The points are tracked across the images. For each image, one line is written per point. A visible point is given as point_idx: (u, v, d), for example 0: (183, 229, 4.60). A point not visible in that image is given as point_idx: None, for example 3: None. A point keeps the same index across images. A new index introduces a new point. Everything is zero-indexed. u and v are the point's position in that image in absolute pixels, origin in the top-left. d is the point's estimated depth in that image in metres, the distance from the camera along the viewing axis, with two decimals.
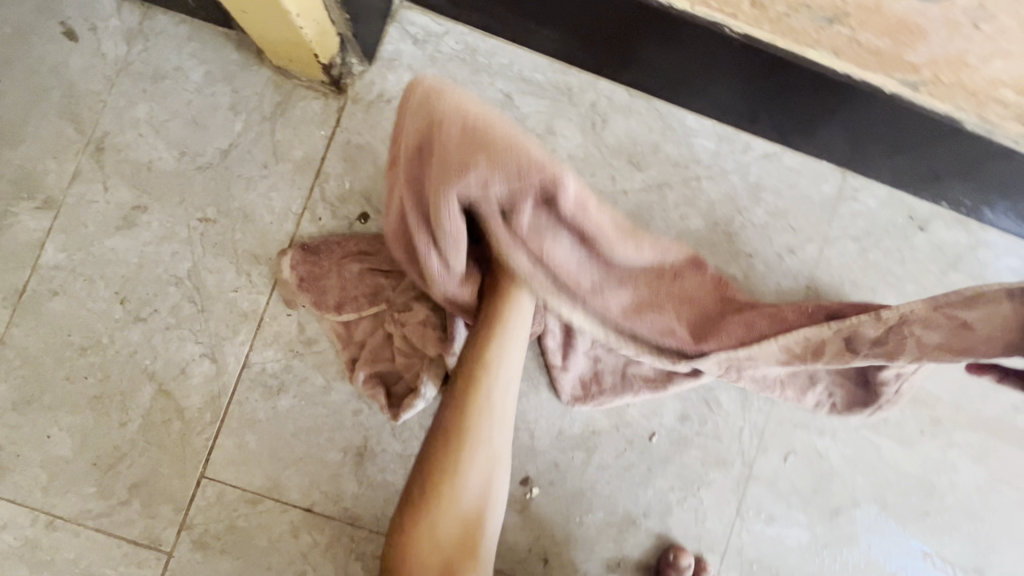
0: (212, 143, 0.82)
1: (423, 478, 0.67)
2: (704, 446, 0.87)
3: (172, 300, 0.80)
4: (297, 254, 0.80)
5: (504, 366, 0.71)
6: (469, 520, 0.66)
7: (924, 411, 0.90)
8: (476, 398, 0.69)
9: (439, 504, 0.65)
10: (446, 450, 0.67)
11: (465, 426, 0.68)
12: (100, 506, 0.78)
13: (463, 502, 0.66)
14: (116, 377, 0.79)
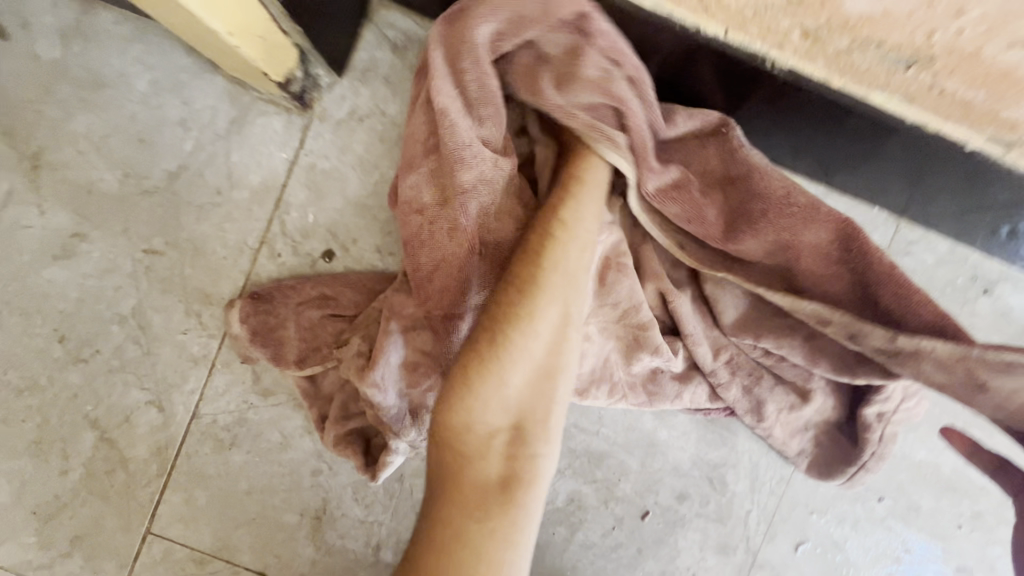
0: (159, 164, 0.72)
1: (450, 394, 0.52)
2: (703, 529, 0.77)
3: (115, 340, 0.72)
4: (246, 305, 0.69)
5: (563, 264, 0.56)
6: (511, 410, 0.53)
7: (967, 504, 0.78)
8: (527, 299, 0.54)
9: (463, 427, 0.52)
10: (483, 350, 0.52)
11: (512, 324, 0.53)
12: (40, 557, 0.73)
13: (495, 414, 0.52)
14: (55, 422, 0.72)
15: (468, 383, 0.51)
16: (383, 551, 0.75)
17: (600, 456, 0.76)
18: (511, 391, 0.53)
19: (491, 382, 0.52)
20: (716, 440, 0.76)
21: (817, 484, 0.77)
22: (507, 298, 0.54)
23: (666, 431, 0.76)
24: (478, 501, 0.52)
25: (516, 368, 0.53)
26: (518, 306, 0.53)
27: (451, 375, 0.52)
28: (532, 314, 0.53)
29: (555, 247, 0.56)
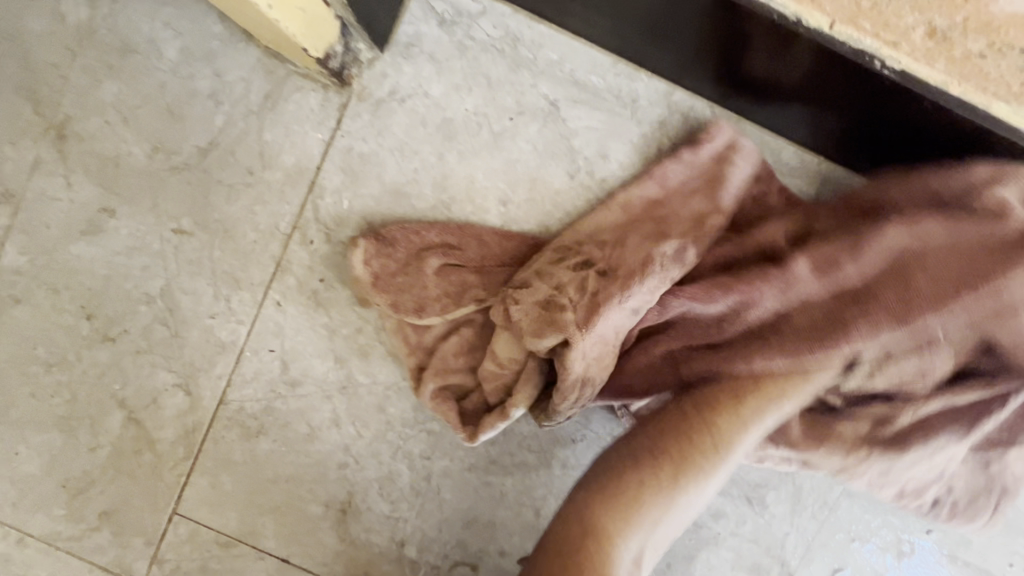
0: (189, 139, 0.68)
1: (617, 498, 0.58)
2: (738, 548, 0.74)
3: (143, 321, 0.70)
4: (370, 246, 0.66)
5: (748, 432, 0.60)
6: (643, 542, 0.58)
7: (1023, 543, 0.73)
8: (715, 449, 0.60)
9: (612, 531, 0.57)
10: (667, 479, 0.59)
11: (701, 465, 0.59)
12: (70, 529, 0.73)
13: (636, 545, 0.58)
14: (84, 400, 0.71)
15: (638, 498, 0.58)
16: (406, 547, 0.73)
17: None
18: (661, 524, 0.59)
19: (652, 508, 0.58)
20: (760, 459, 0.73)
21: (862, 511, 0.74)
22: (695, 443, 0.60)
23: None
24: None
25: (677, 509, 0.59)
26: (708, 451, 0.59)
27: (623, 487, 0.58)
28: (711, 467, 0.59)
29: (751, 404, 0.61)
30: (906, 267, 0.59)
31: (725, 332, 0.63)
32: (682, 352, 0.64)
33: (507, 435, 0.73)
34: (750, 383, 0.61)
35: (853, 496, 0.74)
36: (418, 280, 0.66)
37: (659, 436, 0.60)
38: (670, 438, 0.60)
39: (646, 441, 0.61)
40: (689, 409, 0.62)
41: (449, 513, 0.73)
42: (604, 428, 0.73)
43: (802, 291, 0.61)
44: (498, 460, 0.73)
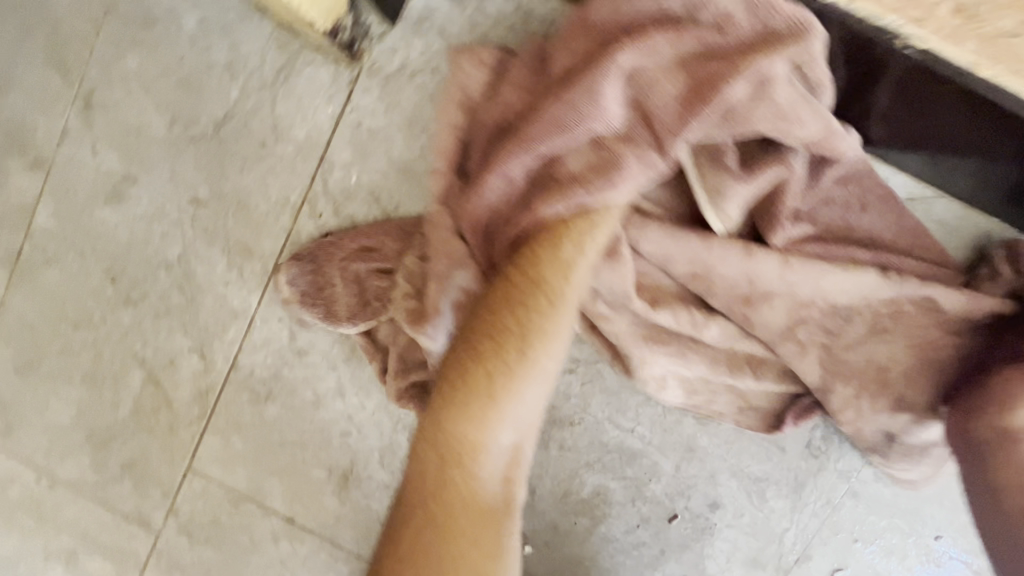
0: (206, 110, 0.69)
1: (466, 410, 0.49)
2: (734, 540, 0.73)
3: (162, 286, 0.73)
4: (292, 269, 0.69)
5: (580, 271, 0.52)
6: (522, 424, 0.50)
7: None
8: (552, 304, 0.51)
9: (456, 428, 0.49)
10: (510, 360, 0.49)
11: (541, 329, 0.50)
12: (96, 477, 0.79)
13: (504, 434, 0.50)
14: (108, 358, 0.76)
15: (489, 395, 0.49)
16: None
17: (633, 454, 0.72)
18: (527, 408, 0.50)
19: (497, 389, 0.49)
20: (760, 453, 0.71)
21: (867, 512, 0.72)
22: (529, 305, 0.51)
23: (706, 437, 0.71)
24: (460, 527, 0.49)
25: (539, 383, 0.50)
26: (539, 304, 0.51)
27: (468, 390, 0.49)
28: (551, 318, 0.51)
29: (570, 245, 0.53)
30: (651, 85, 0.53)
31: (518, 196, 0.57)
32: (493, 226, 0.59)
33: None
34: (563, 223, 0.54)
35: (859, 497, 0.71)
36: (338, 289, 0.68)
37: (488, 317, 0.51)
38: (499, 313, 0.51)
39: (474, 333, 0.51)
40: (506, 277, 0.53)
41: None
42: (603, 414, 0.72)
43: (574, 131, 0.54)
44: None
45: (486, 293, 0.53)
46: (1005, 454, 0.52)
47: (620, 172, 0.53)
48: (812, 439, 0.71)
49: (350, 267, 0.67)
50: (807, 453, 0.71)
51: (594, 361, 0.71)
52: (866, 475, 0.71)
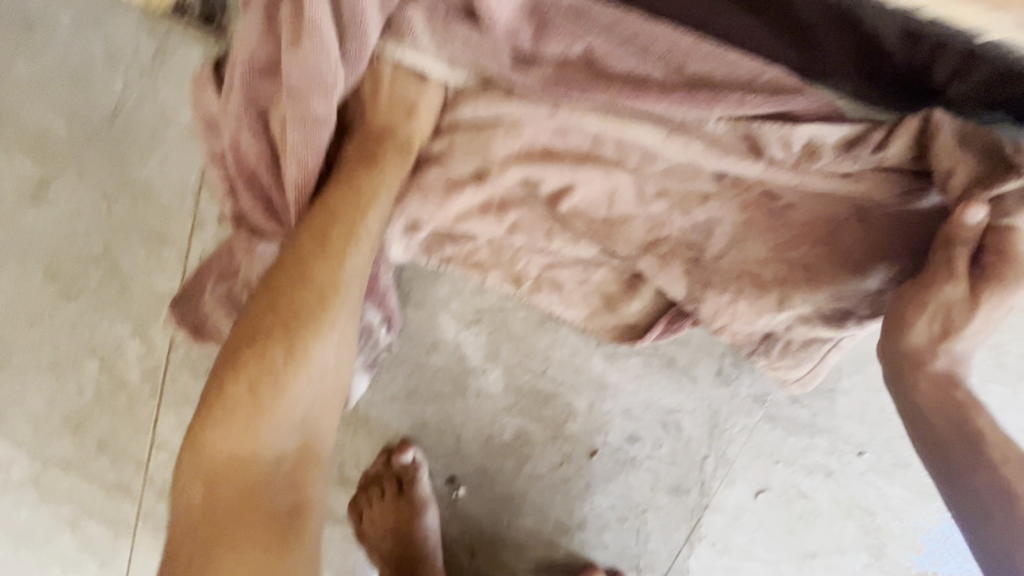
0: (97, 105, 0.72)
1: (233, 427, 0.50)
2: (656, 469, 0.75)
3: (95, 279, 0.79)
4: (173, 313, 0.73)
5: (352, 262, 0.57)
6: (294, 421, 0.52)
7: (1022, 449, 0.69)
8: (324, 300, 0.55)
9: (225, 438, 0.50)
10: (273, 365, 0.52)
11: (306, 318, 0.54)
12: (79, 454, 0.87)
13: (284, 436, 0.52)
14: (65, 349, 0.82)
15: (254, 403, 0.51)
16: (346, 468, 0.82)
17: (548, 396, 0.74)
18: (299, 406, 0.53)
19: (268, 394, 0.51)
20: (672, 384, 0.72)
21: (786, 434, 0.72)
22: (297, 307, 0.54)
23: (616, 373, 0.73)
24: (238, 536, 0.48)
25: (308, 373, 0.53)
26: (308, 310, 0.54)
27: (235, 406, 0.51)
28: (321, 322, 0.54)
29: (337, 237, 0.57)
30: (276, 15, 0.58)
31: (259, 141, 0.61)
32: (253, 177, 0.64)
33: (421, 368, 0.76)
34: (329, 218, 0.57)
35: (776, 421, 0.71)
36: (219, 319, 0.71)
37: (252, 326, 0.53)
38: (266, 323, 0.53)
39: (239, 349, 0.53)
40: (274, 287, 0.55)
41: (377, 438, 0.79)
42: (513, 360, 0.74)
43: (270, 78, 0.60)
44: (416, 392, 0.77)
45: (252, 308, 0.55)
46: (922, 374, 0.54)
47: (313, 78, 0.56)
48: (722, 366, 0.71)
49: (219, 291, 0.70)
50: (718, 380, 0.71)
51: (498, 310, 0.73)
52: (781, 397, 0.71)
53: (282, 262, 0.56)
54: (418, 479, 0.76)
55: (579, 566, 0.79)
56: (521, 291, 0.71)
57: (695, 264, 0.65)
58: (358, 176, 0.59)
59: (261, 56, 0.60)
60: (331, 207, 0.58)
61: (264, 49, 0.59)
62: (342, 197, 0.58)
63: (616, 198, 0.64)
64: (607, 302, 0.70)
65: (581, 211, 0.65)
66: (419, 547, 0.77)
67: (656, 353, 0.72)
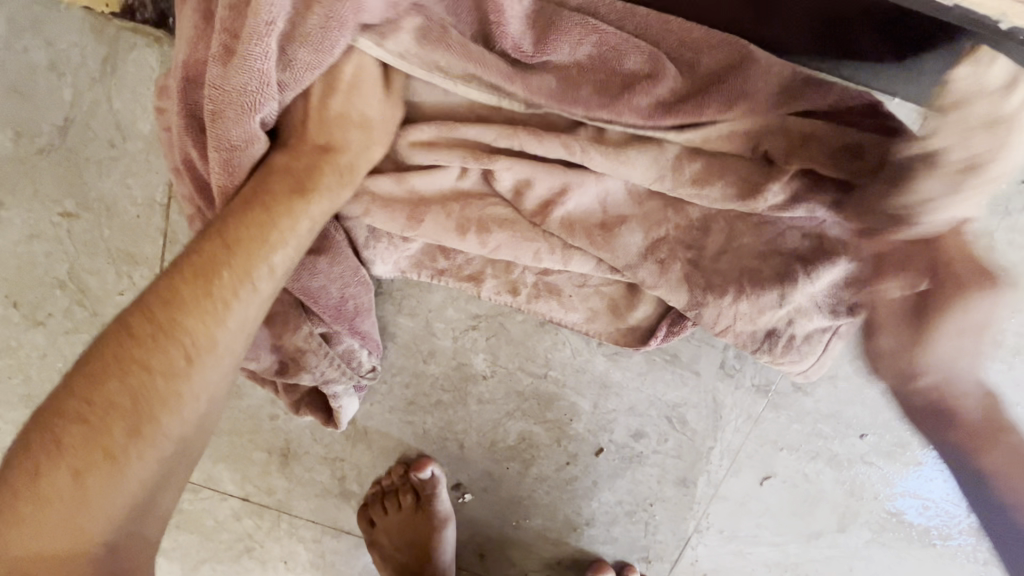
0: (46, 118, 0.66)
1: (50, 517, 0.39)
2: (662, 463, 0.75)
3: (62, 304, 0.73)
4: None
5: (236, 311, 0.48)
6: (130, 513, 0.42)
7: None
8: (190, 367, 0.45)
9: (34, 534, 0.39)
10: (110, 444, 0.41)
11: (164, 384, 0.44)
12: None
13: (113, 530, 0.41)
14: (36, 378, 0.77)
15: (78, 491, 0.40)
16: (347, 482, 0.80)
17: (550, 398, 0.73)
18: (142, 488, 0.43)
19: (100, 480, 0.41)
20: (675, 379, 0.71)
21: (789, 421, 0.72)
22: (155, 373, 0.44)
23: (619, 371, 0.71)
24: None
25: (159, 454, 0.43)
26: (168, 375, 0.44)
27: (52, 496, 0.40)
28: (182, 387, 0.45)
29: (226, 284, 0.48)
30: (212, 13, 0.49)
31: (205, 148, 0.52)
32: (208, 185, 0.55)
33: (419, 377, 0.74)
34: (218, 256, 0.48)
35: (779, 409, 0.71)
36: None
37: (90, 389, 0.42)
38: (110, 393, 0.42)
39: (67, 416, 0.41)
40: (129, 339, 0.44)
41: (379, 449, 0.78)
42: (513, 363, 0.72)
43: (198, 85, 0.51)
44: (416, 401, 0.75)
45: (89, 363, 0.43)
46: None
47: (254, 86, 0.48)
48: (725, 359, 0.70)
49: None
50: (722, 373, 0.71)
51: (495, 315, 0.71)
52: (784, 386, 0.71)
53: (142, 302, 0.46)
54: (437, 490, 0.75)
55: (588, 560, 0.79)
56: (519, 300, 0.67)
57: (694, 269, 0.61)
58: (275, 199, 0.51)
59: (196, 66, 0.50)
60: (225, 235, 0.49)
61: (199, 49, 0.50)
62: (242, 226, 0.49)
63: (608, 200, 0.61)
64: (611, 304, 0.66)
65: (571, 221, 0.60)
66: (430, 556, 0.77)
67: (660, 351, 0.71)
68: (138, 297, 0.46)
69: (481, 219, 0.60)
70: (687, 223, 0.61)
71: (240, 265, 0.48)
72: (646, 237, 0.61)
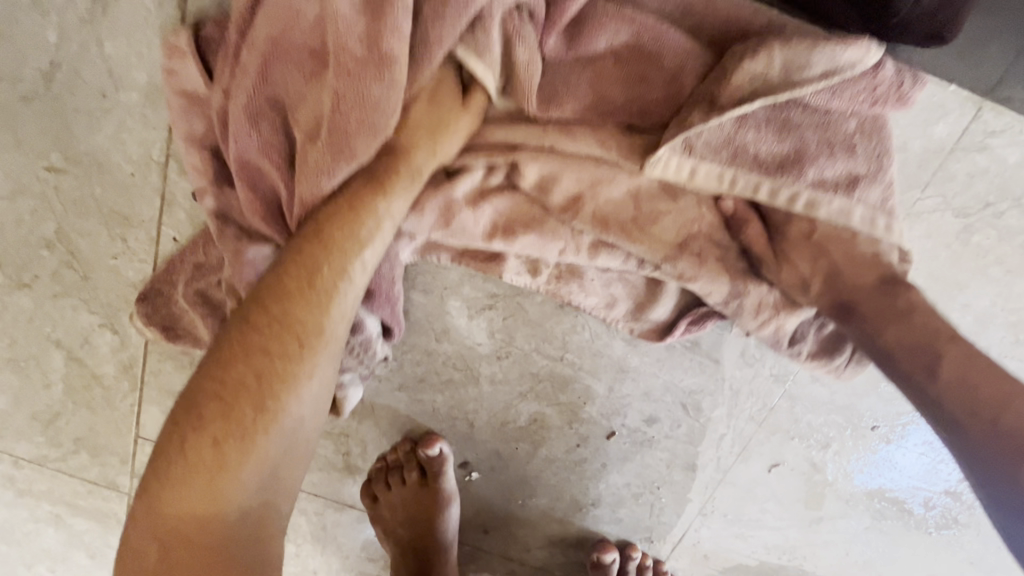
0: (29, 62, 0.60)
1: (190, 488, 0.41)
2: (672, 449, 0.74)
3: (50, 266, 0.68)
4: (139, 311, 0.64)
5: (340, 302, 0.48)
6: (261, 484, 0.44)
7: None
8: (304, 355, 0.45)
9: (180, 502, 0.42)
10: (240, 420, 0.43)
11: (282, 369, 0.44)
12: (54, 452, 0.80)
13: (249, 501, 0.43)
14: (24, 342, 0.73)
15: (216, 464, 0.42)
16: (352, 457, 0.78)
17: (564, 381, 0.71)
18: (266, 468, 0.43)
19: (234, 452, 0.42)
20: (694, 367, 0.70)
21: (803, 412, 0.72)
22: (273, 356, 0.44)
23: (638, 357, 0.70)
24: None
25: (283, 434, 0.44)
26: (286, 360, 0.45)
27: (195, 467, 0.42)
28: (300, 371, 0.45)
29: (327, 278, 0.48)
30: None
31: (273, 136, 0.52)
32: (257, 176, 0.53)
33: (431, 356, 0.72)
34: (317, 251, 0.48)
35: (794, 399, 0.71)
36: (193, 319, 0.63)
37: (217, 374, 0.43)
38: (234, 376, 0.43)
39: (201, 396, 0.43)
40: (248, 328, 0.45)
41: (385, 427, 0.76)
42: (530, 345, 0.70)
43: (283, 63, 0.51)
44: (426, 379, 0.73)
45: (213, 349, 0.45)
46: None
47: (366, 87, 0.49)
48: (746, 348, 0.69)
49: (191, 291, 0.62)
50: (742, 362, 0.70)
51: (513, 295, 0.68)
52: (802, 376, 0.70)
53: (256, 293, 0.47)
54: (444, 471, 0.74)
55: (592, 538, 0.80)
56: (540, 281, 0.65)
57: (727, 264, 0.59)
58: (362, 200, 0.50)
59: (287, 47, 0.51)
60: (321, 234, 0.48)
61: (289, 30, 0.51)
62: (334, 226, 0.49)
63: (640, 197, 0.58)
64: (633, 298, 0.65)
65: (598, 221, 0.58)
66: (435, 534, 0.76)
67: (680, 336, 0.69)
68: (251, 290, 0.47)
69: (506, 221, 0.59)
70: (717, 223, 0.58)
71: (338, 263, 0.48)
72: (678, 235, 0.58)
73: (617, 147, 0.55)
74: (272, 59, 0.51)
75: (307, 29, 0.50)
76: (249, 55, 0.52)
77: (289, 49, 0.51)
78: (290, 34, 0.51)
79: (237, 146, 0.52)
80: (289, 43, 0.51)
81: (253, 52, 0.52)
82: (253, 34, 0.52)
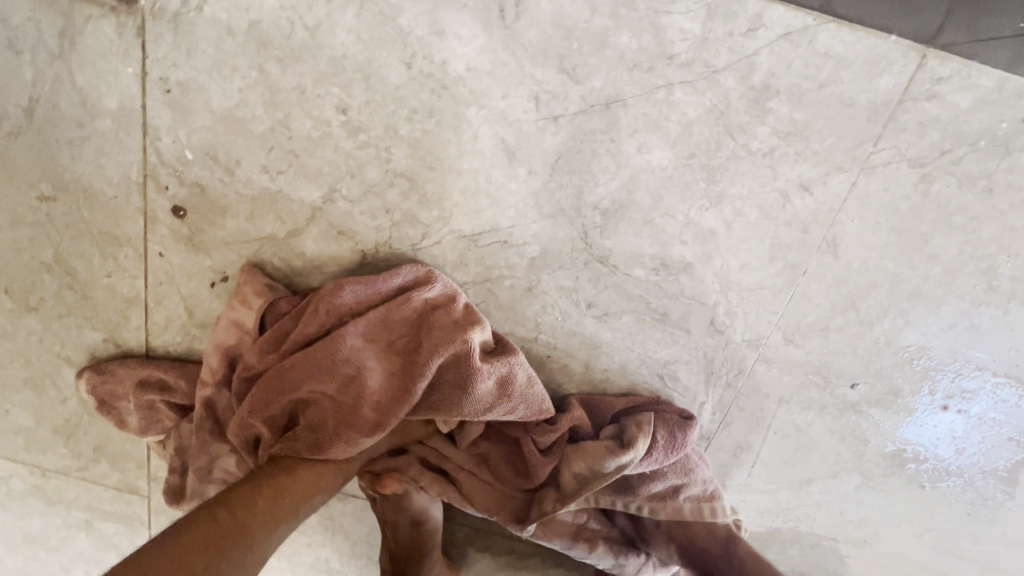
0: (10, 100, 0.64)
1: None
2: None
3: (53, 288, 0.73)
4: (91, 378, 0.74)
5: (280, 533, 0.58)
6: None
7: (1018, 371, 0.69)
8: (246, 556, 0.53)
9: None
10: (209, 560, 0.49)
11: (242, 545, 0.53)
12: (76, 463, 0.85)
13: None
14: (37, 361, 0.78)
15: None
16: None
17: (541, 363, 0.73)
18: None
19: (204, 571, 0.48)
20: (666, 338, 0.71)
21: (781, 374, 0.72)
22: (247, 528, 0.55)
23: (609, 332, 0.71)
24: None
25: None
26: (246, 541, 0.54)
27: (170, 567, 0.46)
28: (250, 553, 0.53)
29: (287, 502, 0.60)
30: (352, 380, 0.64)
31: (273, 420, 0.66)
32: (246, 425, 0.67)
33: None
34: (284, 481, 0.62)
35: (771, 362, 0.71)
36: (131, 409, 0.75)
37: (200, 523, 0.52)
38: (220, 524, 0.53)
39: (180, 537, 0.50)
40: (226, 506, 0.55)
41: None
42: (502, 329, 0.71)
43: (308, 382, 0.64)
44: None
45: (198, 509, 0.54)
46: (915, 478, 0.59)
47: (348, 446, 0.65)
48: (716, 316, 0.69)
49: (142, 400, 0.74)
50: (713, 330, 0.70)
51: (483, 282, 0.69)
52: (776, 340, 0.70)
53: (224, 494, 0.57)
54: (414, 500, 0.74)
55: None
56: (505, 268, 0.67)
57: (612, 548, 0.74)
58: (317, 478, 0.64)
59: (318, 377, 0.64)
60: (283, 479, 0.62)
61: (330, 363, 0.64)
62: (298, 478, 0.63)
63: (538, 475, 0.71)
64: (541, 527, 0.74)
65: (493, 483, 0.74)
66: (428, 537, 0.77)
67: (647, 308, 0.69)
68: (223, 492, 0.58)
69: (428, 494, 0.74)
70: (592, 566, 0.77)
71: (292, 500, 0.61)
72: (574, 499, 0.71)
73: (518, 467, 0.73)
74: (299, 375, 0.65)
75: (340, 369, 0.64)
76: (290, 354, 0.66)
77: (317, 377, 0.64)
78: (326, 367, 0.64)
79: (244, 410, 0.66)
80: (319, 379, 0.65)
81: (295, 356, 0.65)
82: (300, 349, 0.66)
